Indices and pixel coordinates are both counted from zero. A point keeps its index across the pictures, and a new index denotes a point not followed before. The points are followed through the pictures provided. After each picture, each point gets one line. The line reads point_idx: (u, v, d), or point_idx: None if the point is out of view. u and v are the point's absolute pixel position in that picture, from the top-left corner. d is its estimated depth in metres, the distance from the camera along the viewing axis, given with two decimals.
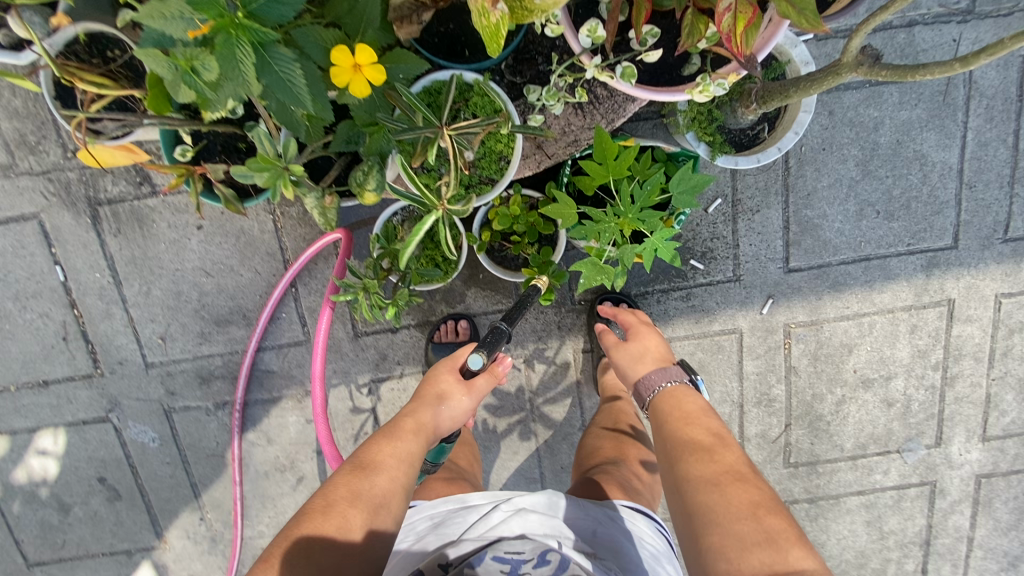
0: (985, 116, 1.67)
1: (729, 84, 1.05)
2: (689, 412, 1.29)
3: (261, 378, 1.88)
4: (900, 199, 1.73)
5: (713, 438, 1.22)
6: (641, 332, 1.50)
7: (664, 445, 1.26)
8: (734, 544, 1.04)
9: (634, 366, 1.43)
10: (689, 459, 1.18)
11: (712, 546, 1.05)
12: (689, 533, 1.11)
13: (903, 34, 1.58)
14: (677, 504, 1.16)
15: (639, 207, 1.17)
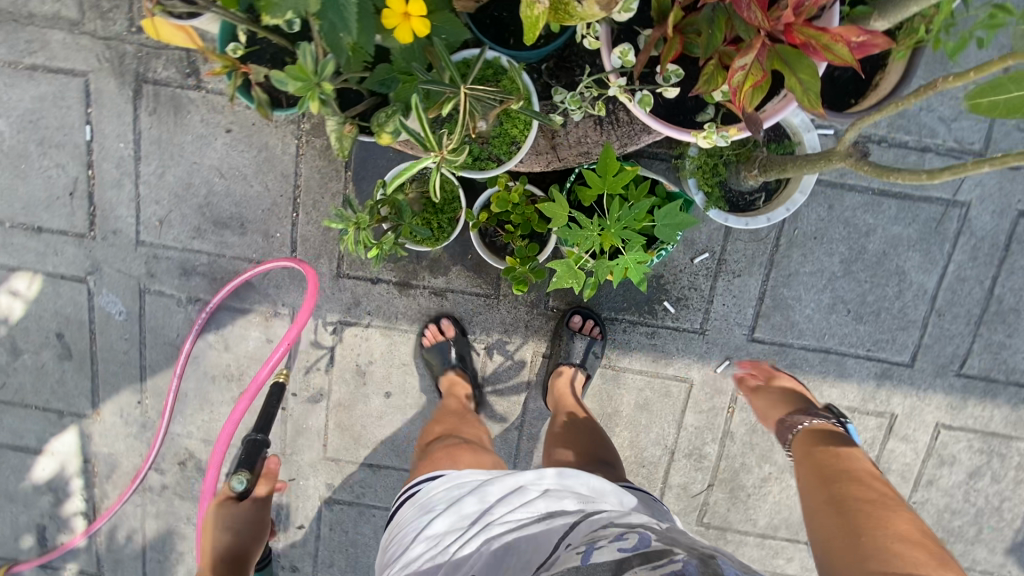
0: (970, 253, 1.76)
1: (730, 138, 1.15)
2: (842, 449, 1.40)
3: (238, 287, 1.95)
4: (872, 306, 1.81)
5: (866, 472, 1.32)
6: (780, 378, 1.64)
7: (821, 473, 1.35)
8: (873, 558, 1.11)
9: (780, 404, 1.58)
10: (853, 488, 1.27)
11: (864, 559, 1.12)
12: (837, 544, 1.18)
13: (915, 156, 1.68)
14: (828, 525, 1.23)
15: (623, 225, 1.26)
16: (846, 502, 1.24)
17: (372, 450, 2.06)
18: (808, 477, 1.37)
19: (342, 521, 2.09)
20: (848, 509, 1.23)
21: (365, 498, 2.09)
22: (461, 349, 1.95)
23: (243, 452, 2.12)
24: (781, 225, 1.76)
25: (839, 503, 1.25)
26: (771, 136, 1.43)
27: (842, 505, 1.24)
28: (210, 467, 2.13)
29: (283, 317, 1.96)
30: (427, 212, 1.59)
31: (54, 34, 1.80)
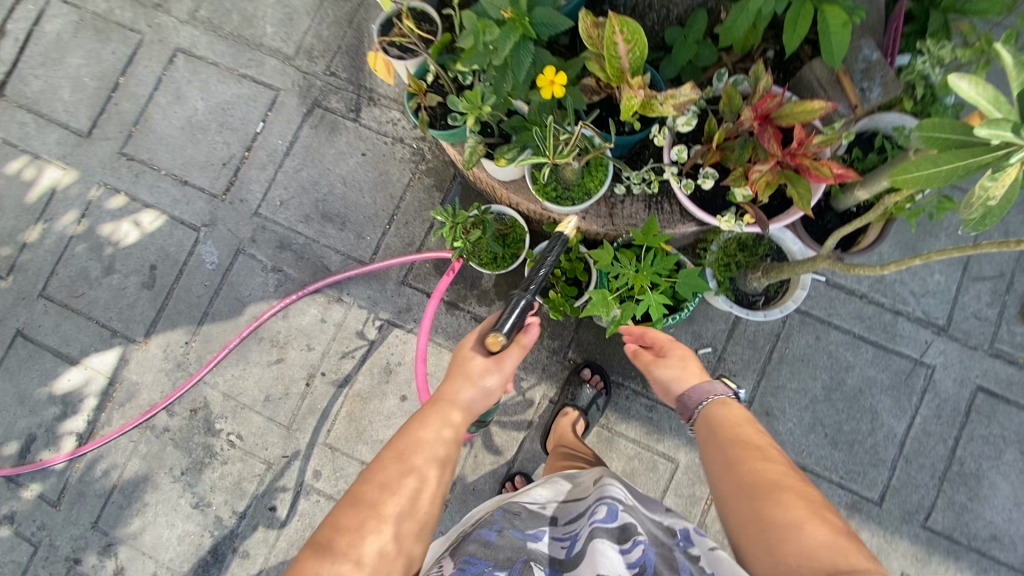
0: (934, 411, 2.02)
1: (744, 226, 1.60)
2: (735, 421, 1.35)
3: (316, 269, 2.30)
4: (847, 436, 2.03)
5: (764, 439, 1.28)
6: (673, 348, 1.59)
7: (725, 451, 1.26)
8: (777, 516, 1.04)
9: (680, 378, 1.51)
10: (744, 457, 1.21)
11: (767, 523, 1.05)
12: (747, 525, 1.09)
13: (889, 315, 2.06)
14: (730, 491, 1.17)
15: (653, 271, 1.63)
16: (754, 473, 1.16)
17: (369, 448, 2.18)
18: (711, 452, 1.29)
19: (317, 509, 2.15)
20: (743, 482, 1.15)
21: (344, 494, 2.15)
22: None
23: (252, 417, 2.25)
24: (775, 342, 2.09)
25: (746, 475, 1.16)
26: (774, 254, 1.85)
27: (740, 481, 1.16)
28: (217, 422, 2.25)
29: (342, 304, 2.26)
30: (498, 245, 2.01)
31: (268, 58, 2.45)
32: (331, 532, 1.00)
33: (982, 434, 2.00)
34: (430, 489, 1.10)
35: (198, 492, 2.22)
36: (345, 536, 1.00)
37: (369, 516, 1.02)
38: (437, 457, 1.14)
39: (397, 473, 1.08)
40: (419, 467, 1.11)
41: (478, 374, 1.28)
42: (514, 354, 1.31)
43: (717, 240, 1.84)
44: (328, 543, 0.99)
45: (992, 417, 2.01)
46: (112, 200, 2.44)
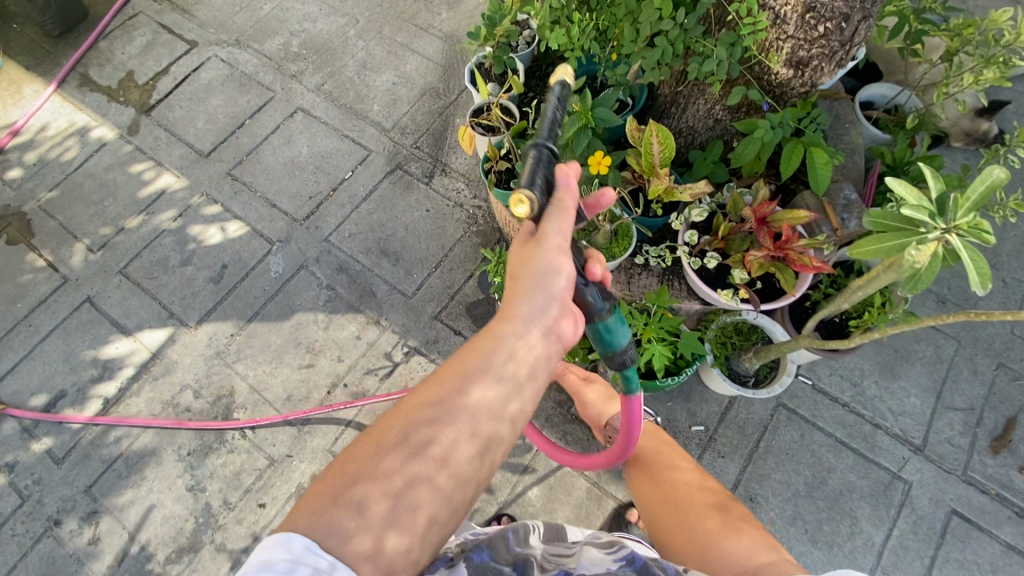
0: (911, 526, 2.10)
1: (739, 304, 1.89)
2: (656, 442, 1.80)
3: (363, 293, 2.61)
4: (826, 536, 2.09)
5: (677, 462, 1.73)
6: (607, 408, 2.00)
7: (656, 485, 1.67)
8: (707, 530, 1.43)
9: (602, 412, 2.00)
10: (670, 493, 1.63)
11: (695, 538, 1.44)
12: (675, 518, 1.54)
13: (869, 427, 2.25)
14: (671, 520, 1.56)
15: (659, 327, 1.91)
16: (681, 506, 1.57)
17: None
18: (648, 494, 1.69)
19: None
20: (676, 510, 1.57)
21: None
22: None
23: (269, 412, 2.39)
24: (763, 432, 2.26)
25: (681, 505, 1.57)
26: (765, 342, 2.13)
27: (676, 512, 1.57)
28: (236, 411, 2.40)
29: (378, 327, 2.53)
30: None
31: (369, 127, 3.03)
32: (355, 458, 1.00)
33: (958, 559, 2.06)
34: (467, 422, 1.07)
35: (196, 475, 2.29)
36: (369, 467, 0.99)
37: (365, 471, 0.98)
38: (482, 395, 1.10)
39: (428, 409, 1.07)
40: (446, 405, 1.08)
41: (523, 295, 1.18)
42: (557, 245, 1.15)
43: (717, 320, 2.11)
44: (352, 465, 1.00)
45: (967, 544, 2.08)
46: (209, 208, 2.88)
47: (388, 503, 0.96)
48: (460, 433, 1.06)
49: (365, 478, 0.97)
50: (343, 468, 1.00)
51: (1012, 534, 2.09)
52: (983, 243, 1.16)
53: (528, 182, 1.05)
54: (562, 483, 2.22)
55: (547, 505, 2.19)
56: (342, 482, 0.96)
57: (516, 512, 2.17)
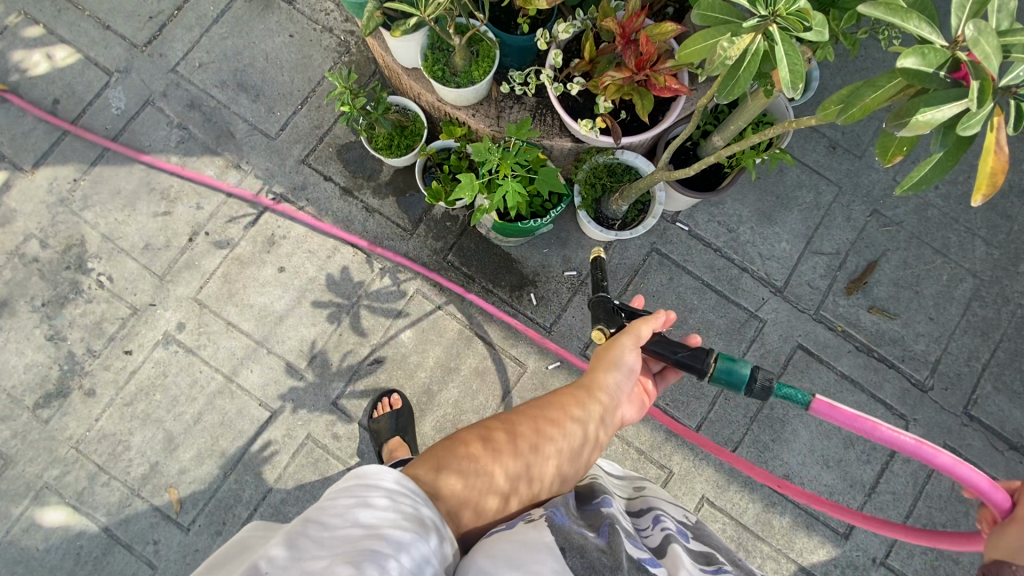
0: (758, 359, 2.25)
1: (597, 135, 1.77)
2: None
3: (221, 135, 2.35)
4: (679, 368, 2.24)
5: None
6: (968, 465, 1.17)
7: None
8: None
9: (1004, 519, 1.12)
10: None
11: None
12: None
13: (736, 271, 2.30)
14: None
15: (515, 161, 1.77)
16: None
17: (237, 310, 2.23)
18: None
19: (173, 362, 2.19)
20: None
21: (203, 351, 2.20)
22: (362, 260, 2.28)
23: (126, 262, 2.25)
24: (633, 276, 2.29)
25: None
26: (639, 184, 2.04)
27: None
28: (89, 261, 2.25)
29: (240, 171, 2.32)
30: (396, 134, 2.15)
31: None
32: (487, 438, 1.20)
33: (794, 386, 2.24)
34: (557, 442, 1.22)
35: (55, 325, 2.21)
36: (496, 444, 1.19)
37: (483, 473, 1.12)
38: (567, 440, 1.23)
39: (522, 417, 1.25)
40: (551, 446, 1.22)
41: (609, 373, 1.36)
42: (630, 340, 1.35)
43: (590, 160, 1.99)
44: (472, 438, 1.19)
45: (805, 373, 2.26)
46: (29, 30, 2.42)
47: (490, 484, 1.11)
48: (551, 448, 1.20)
49: (473, 453, 1.15)
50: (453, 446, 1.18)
51: (847, 364, 2.26)
52: (798, 37, 1.02)
53: (601, 322, 1.47)
54: (434, 325, 2.24)
55: (418, 346, 2.23)
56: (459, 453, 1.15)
57: (388, 353, 2.22)
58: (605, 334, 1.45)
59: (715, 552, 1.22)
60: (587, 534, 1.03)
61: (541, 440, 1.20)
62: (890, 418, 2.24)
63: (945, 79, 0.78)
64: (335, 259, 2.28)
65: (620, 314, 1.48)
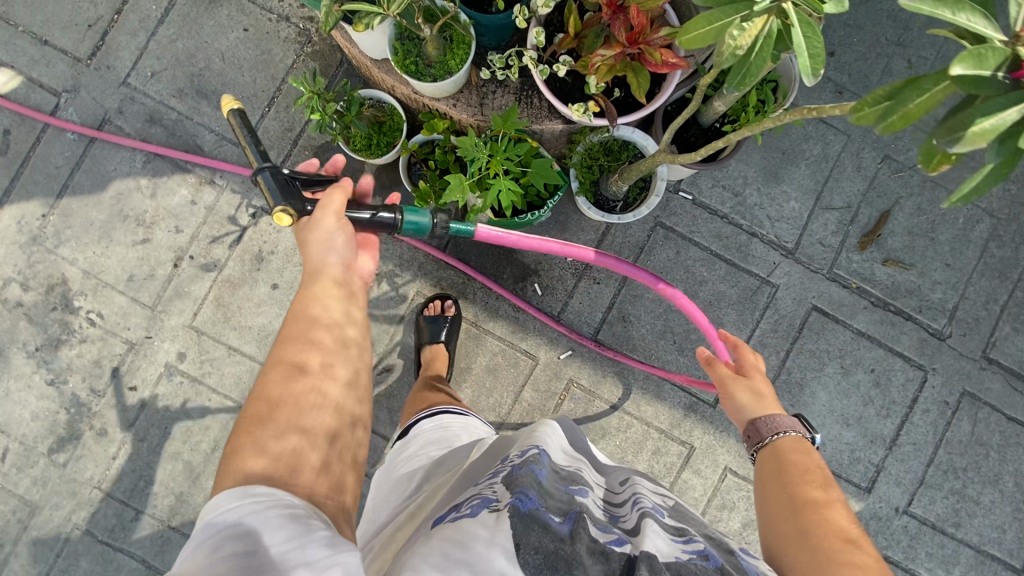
0: (772, 325, 2.21)
1: (592, 120, 1.63)
2: (799, 459, 1.35)
3: (188, 150, 2.19)
4: (693, 343, 2.19)
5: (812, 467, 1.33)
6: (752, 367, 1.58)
7: (775, 479, 1.30)
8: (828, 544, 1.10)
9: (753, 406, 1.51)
10: (807, 494, 1.23)
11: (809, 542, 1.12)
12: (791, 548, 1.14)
13: (745, 237, 2.21)
14: (780, 514, 1.21)
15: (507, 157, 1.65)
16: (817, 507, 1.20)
17: (236, 333, 2.17)
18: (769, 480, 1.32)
19: (178, 396, 2.15)
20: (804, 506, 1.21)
21: (208, 378, 2.16)
22: None
23: (112, 296, 2.17)
24: (638, 254, 2.20)
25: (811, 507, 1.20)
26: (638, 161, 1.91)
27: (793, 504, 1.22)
28: (75, 299, 2.16)
29: (215, 187, 2.19)
30: (374, 132, 2.00)
31: None
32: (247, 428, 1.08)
33: (811, 348, 2.21)
34: (336, 393, 1.18)
35: (54, 369, 2.15)
36: (256, 424, 1.08)
37: (264, 454, 1.02)
38: (341, 369, 1.21)
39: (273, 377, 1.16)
40: (305, 378, 1.16)
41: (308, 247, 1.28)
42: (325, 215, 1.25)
43: (584, 141, 1.86)
44: (250, 441, 1.04)
45: (821, 334, 2.21)
46: None
47: (293, 443, 1.06)
48: (325, 393, 1.16)
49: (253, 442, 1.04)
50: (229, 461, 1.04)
51: (863, 321, 2.22)
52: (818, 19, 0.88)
53: (275, 200, 1.21)
54: None
55: None
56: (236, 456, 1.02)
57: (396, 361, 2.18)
58: (286, 211, 1.21)
59: (688, 526, 1.12)
60: (552, 523, 0.92)
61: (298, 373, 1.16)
62: (908, 370, 2.21)
63: (1005, 81, 0.70)
64: None
65: (295, 184, 1.27)
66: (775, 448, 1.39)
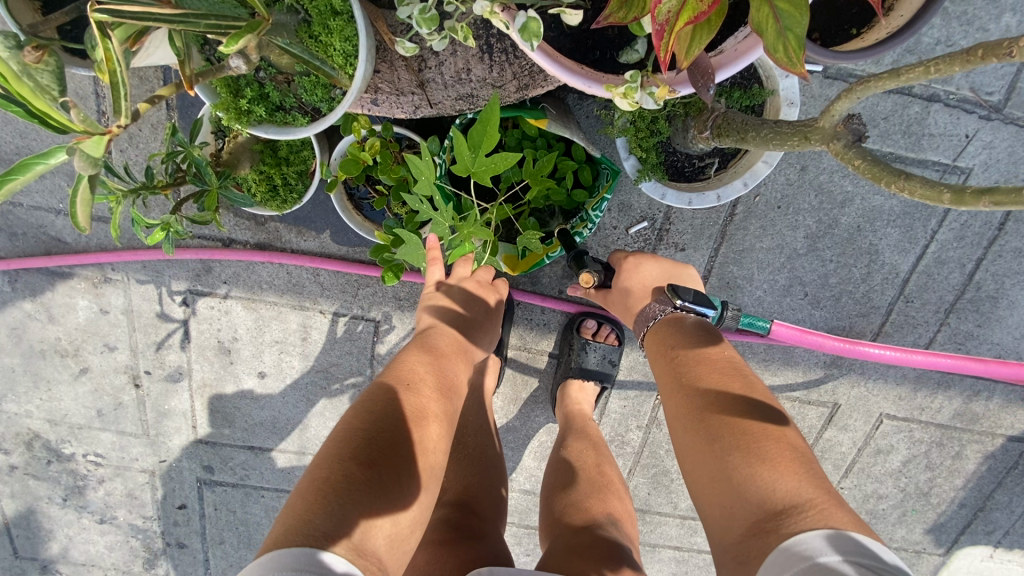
0: (956, 233, 1.46)
1: (660, 98, 0.74)
2: (695, 342, 1.02)
3: (51, 247, 1.53)
4: (833, 290, 1.52)
5: (735, 359, 0.98)
6: (644, 267, 1.21)
7: (675, 369, 1.00)
8: (753, 485, 0.77)
9: (635, 297, 1.20)
10: (727, 379, 0.92)
11: (729, 479, 0.80)
12: (688, 431, 0.90)
13: (917, 108, 1.33)
14: (681, 411, 0.93)
15: None
16: (735, 409, 0.86)
17: (248, 433, 1.77)
18: (663, 375, 1.03)
19: (227, 504, 1.90)
20: (718, 423, 0.85)
21: (250, 480, 1.85)
22: (344, 325, 1.60)
23: (90, 434, 1.80)
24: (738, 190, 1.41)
25: (717, 424, 0.85)
26: (738, 78, 1.06)
27: (700, 411, 0.89)
28: (60, 448, 1.83)
29: (114, 284, 1.57)
30: (269, 163, 1.16)
31: None
32: (362, 433, 0.81)
33: (1017, 246, 1.47)
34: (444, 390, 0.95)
35: (96, 509, 1.93)
36: (377, 420, 0.83)
37: (389, 452, 0.80)
38: (452, 371, 1.00)
39: (412, 359, 0.96)
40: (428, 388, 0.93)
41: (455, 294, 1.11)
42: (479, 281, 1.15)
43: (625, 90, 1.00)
44: (367, 432, 0.81)
45: None
46: None
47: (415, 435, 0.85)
48: (437, 404, 0.92)
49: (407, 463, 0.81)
50: (351, 448, 0.79)
51: None
52: None
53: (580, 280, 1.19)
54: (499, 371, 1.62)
55: None
56: (387, 469, 0.78)
57: None
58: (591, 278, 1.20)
59: None
60: None
61: (453, 404, 0.97)
62: None
63: None
64: (314, 337, 1.62)
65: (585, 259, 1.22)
66: (666, 325, 1.10)
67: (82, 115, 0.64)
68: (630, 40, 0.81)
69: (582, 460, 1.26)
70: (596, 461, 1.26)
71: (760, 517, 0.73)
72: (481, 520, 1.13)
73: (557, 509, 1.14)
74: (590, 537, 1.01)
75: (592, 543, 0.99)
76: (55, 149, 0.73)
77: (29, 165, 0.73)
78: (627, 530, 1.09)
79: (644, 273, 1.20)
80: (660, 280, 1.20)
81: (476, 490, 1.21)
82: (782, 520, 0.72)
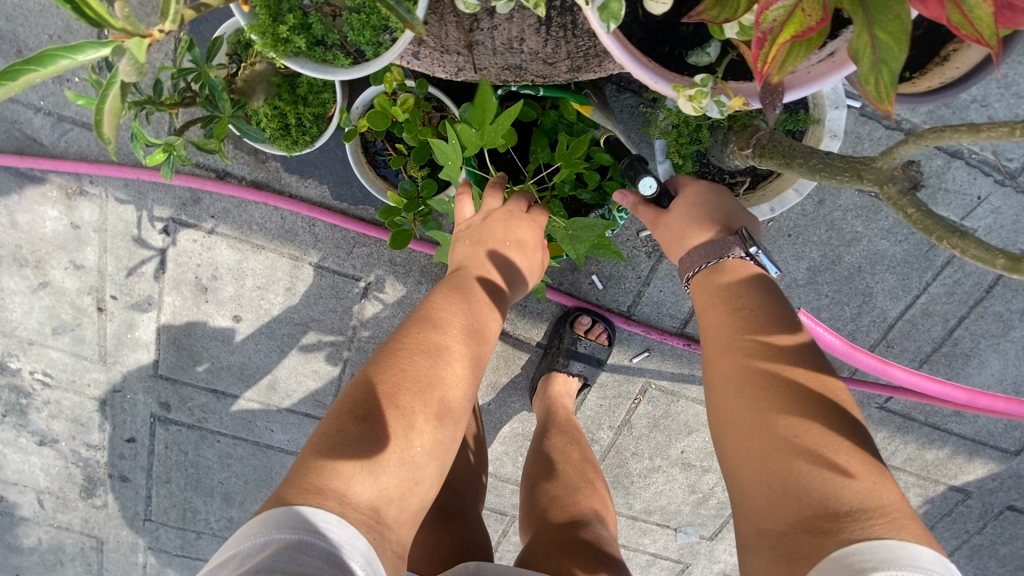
0: (948, 288, 1.50)
1: (728, 107, 0.72)
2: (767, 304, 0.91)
3: (25, 146, 1.41)
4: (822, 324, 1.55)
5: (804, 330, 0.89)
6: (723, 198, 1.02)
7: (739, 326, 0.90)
8: (820, 482, 0.72)
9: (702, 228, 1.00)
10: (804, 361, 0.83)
11: (792, 467, 0.74)
12: (753, 402, 0.82)
13: (939, 161, 1.34)
14: (747, 378, 0.85)
15: None
16: (817, 399, 0.79)
17: (213, 374, 1.70)
18: (725, 326, 0.92)
19: (178, 444, 1.83)
20: (793, 405, 0.78)
21: (207, 423, 1.78)
22: (332, 281, 1.53)
23: (39, 351, 1.69)
24: None
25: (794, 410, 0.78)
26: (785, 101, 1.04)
27: (774, 382, 0.81)
28: (5, 362, 1.72)
29: (90, 197, 1.46)
30: (284, 100, 1.08)
31: None
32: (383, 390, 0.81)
33: (998, 310, 1.53)
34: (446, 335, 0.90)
35: (35, 430, 1.82)
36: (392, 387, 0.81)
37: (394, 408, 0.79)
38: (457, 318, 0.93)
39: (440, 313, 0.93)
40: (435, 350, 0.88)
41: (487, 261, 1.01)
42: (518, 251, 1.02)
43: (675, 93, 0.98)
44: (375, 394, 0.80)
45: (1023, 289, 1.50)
46: None
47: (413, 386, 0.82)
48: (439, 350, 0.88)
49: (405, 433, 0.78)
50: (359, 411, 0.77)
51: None
52: None
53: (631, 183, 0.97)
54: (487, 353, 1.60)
55: None
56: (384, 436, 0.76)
57: None
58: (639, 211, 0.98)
59: None
60: None
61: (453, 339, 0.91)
62: None
63: None
64: (298, 289, 1.55)
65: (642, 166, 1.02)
66: (731, 271, 0.96)
67: (126, 11, 0.59)
68: (703, 41, 0.78)
69: (567, 455, 1.25)
70: (585, 458, 1.24)
71: (820, 516, 0.69)
72: (461, 501, 1.15)
73: (540, 503, 1.14)
74: (585, 542, 1.01)
75: (586, 547, 1.00)
76: (87, 45, 0.65)
77: (52, 57, 0.64)
78: (611, 529, 1.11)
79: (716, 202, 1.01)
80: (733, 215, 1.01)
81: (460, 472, 1.22)
82: (844, 524, 0.68)
